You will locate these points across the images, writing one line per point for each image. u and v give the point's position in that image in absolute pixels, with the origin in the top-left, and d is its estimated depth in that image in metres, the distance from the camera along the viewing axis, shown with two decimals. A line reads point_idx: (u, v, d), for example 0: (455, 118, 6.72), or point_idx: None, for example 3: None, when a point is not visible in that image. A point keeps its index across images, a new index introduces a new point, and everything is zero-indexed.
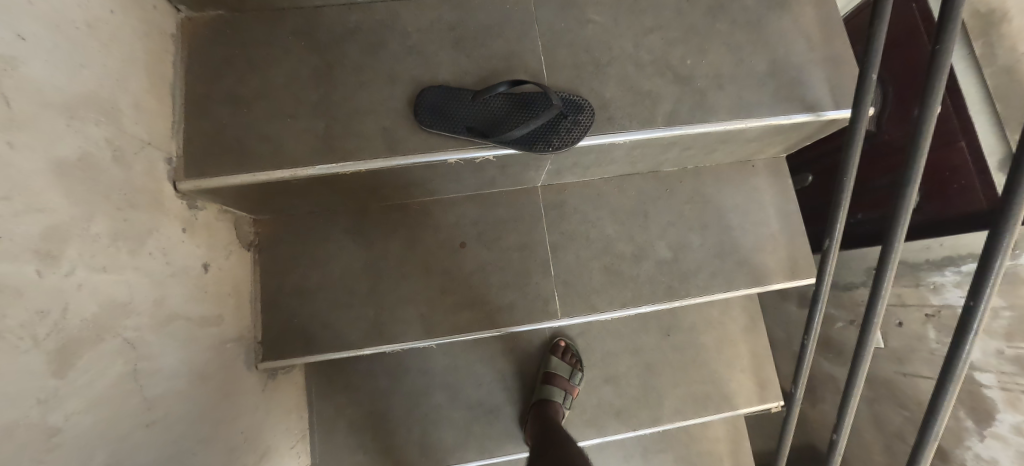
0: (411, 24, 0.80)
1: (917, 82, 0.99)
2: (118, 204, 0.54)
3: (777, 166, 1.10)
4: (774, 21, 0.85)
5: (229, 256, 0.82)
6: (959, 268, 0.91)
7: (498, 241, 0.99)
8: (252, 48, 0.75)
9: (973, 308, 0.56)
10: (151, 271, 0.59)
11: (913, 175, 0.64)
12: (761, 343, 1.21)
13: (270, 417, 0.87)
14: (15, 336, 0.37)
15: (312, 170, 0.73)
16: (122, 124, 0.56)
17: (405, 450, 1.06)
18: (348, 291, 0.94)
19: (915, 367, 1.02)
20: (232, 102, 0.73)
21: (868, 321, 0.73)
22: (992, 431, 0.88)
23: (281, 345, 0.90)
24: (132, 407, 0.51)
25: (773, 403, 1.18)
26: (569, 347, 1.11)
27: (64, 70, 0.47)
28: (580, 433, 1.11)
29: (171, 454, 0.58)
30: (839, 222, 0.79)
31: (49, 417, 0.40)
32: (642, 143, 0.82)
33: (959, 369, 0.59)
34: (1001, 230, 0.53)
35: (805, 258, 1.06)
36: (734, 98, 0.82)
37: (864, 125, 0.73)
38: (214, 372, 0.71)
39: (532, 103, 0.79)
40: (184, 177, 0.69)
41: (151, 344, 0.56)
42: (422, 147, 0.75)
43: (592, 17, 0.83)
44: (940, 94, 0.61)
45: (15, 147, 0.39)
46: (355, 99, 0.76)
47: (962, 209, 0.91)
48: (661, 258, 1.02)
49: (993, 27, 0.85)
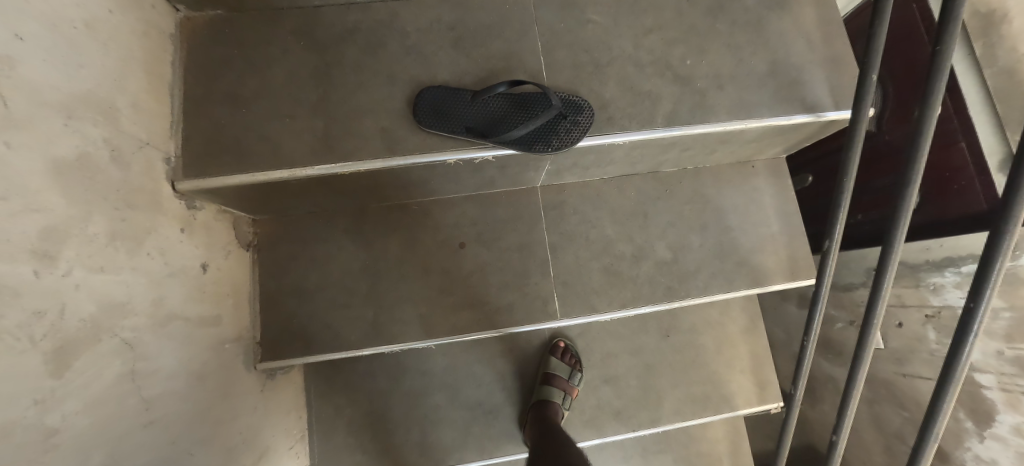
0: (411, 24, 0.79)
1: (917, 82, 0.99)
2: (116, 204, 0.54)
3: (777, 166, 1.10)
4: (774, 22, 0.85)
5: (228, 255, 0.82)
6: (959, 269, 0.91)
7: (497, 242, 0.99)
8: (252, 47, 0.75)
9: (973, 309, 0.56)
10: (150, 271, 0.58)
11: (913, 176, 0.64)
12: (761, 343, 1.21)
13: (269, 417, 0.87)
14: (13, 337, 0.37)
15: (310, 170, 0.72)
16: (121, 124, 0.56)
17: (405, 450, 1.06)
18: (348, 291, 0.94)
19: (915, 368, 1.02)
20: (231, 102, 0.73)
21: (868, 322, 0.73)
22: (992, 432, 0.88)
23: (280, 345, 0.89)
24: (130, 407, 0.51)
25: (773, 404, 1.18)
26: (568, 347, 1.11)
27: (64, 70, 0.48)
28: (580, 434, 1.11)
29: (169, 455, 0.57)
30: (838, 222, 0.79)
31: (45, 418, 0.40)
32: (642, 143, 0.82)
33: (959, 370, 0.59)
34: (1001, 231, 0.53)
35: (805, 258, 1.06)
36: (735, 98, 0.82)
37: (864, 126, 0.72)
38: (213, 373, 0.71)
39: (532, 103, 0.79)
40: (183, 177, 0.69)
41: (150, 344, 0.56)
42: (422, 147, 0.75)
43: (592, 17, 0.83)
44: (941, 94, 0.60)
45: (13, 147, 0.39)
46: (354, 99, 0.76)
47: (962, 210, 0.91)
48: (660, 258, 1.02)
49: (994, 27, 0.85)
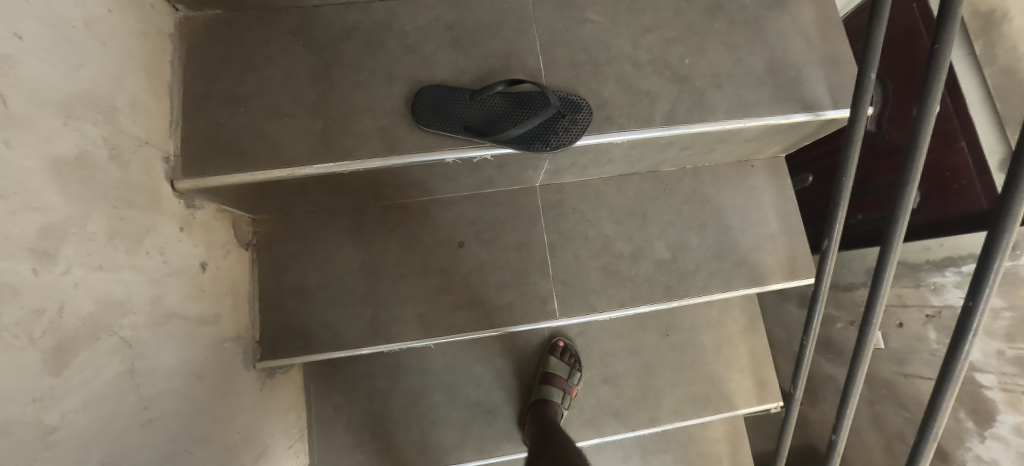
0: (410, 24, 0.80)
1: (917, 81, 0.99)
2: (115, 203, 0.54)
3: (776, 165, 1.10)
4: (773, 20, 0.85)
5: (228, 255, 0.82)
6: (959, 269, 0.91)
7: (496, 241, 0.99)
8: (250, 47, 0.75)
9: (973, 307, 0.56)
10: (149, 269, 0.59)
11: (912, 175, 0.63)
12: (761, 343, 1.21)
13: (268, 416, 0.88)
14: (11, 335, 0.37)
15: (309, 170, 0.73)
16: (120, 123, 0.56)
17: (404, 450, 1.06)
18: (347, 290, 0.94)
19: (915, 368, 1.02)
20: (230, 101, 0.73)
21: (867, 321, 0.73)
22: (993, 432, 0.87)
23: (279, 344, 0.90)
24: (129, 405, 0.52)
25: (773, 403, 1.18)
26: (568, 347, 1.11)
27: (64, 69, 0.48)
28: (579, 433, 1.11)
29: (168, 453, 0.58)
30: (838, 222, 0.78)
31: (44, 416, 0.40)
32: (641, 142, 0.82)
33: (958, 369, 0.59)
34: (1000, 229, 0.53)
35: (804, 257, 1.06)
36: (733, 98, 0.82)
37: (864, 125, 0.72)
38: (212, 372, 0.71)
39: (530, 102, 0.79)
40: (183, 176, 0.69)
41: (149, 343, 0.56)
42: (420, 146, 0.75)
43: (590, 16, 0.83)
44: (939, 93, 0.60)
45: (12, 146, 0.40)
46: (353, 98, 0.76)
47: (963, 209, 0.91)
48: (660, 258, 1.02)
49: (994, 26, 0.85)
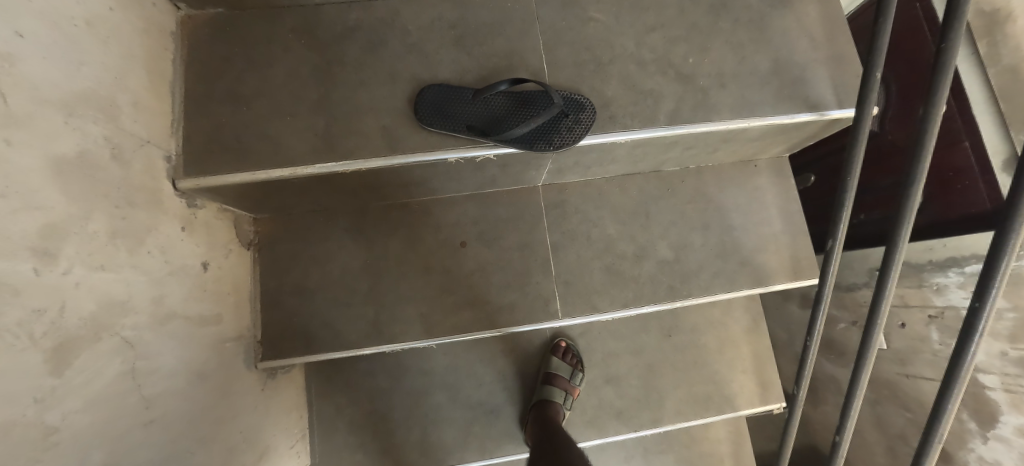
0: (412, 22, 0.79)
1: (920, 80, 0.99)
2: (117, 202, 0.54)
3: (779, 165, 1.10)
4: (777, 19, 0.84)
5: (230, 254, 0.82)
6: (963, 270, 0.91)
7: (498, 241, 0.99)
8: (252, 45, 0.75)
9: (979, 309, 0.56)
10: (151, 269, 0.58)
11: (917, 176, 0.63)
12: (763, 344, 1.21)
13: (269, 416, 0.87)
14: (13, 335, 0.37)
15: (309, 169, 0.72)
16: (121, 121, 0.56)
17: (406, 450, 1.06)
18: (349, 290, 0.94)
19: (917, 368, 1.02)
20: (232, 100, 0.73)
21: (872, 322, 0.72)
22: (995, 433, 0.87)
23: (280, 344, 0.89)
24: (131, 406, 0.51)
25: (775, 404, 1.18)
26: (570, 347, 1.11)
27: (63, 65, 0.47)
28: (580, 434, 1.11)
29: (169, 454, 0.57)
30: (841, 222, 0.78)
31: (46, 416, 0.40)
32: (644, 142, 0.82)
33: (964, 371, 0.58)
34: (1008, 230, 0.52)
35: (807, 258, 1.05)
36: (736, 97, 0.81)
37: (867, 125, 0.72)
38: (213, 372, 0.71)
39: (533, 101, 0.78)
40: (184, 175, 0.68)
41: (150, 343, 0.56)
42: (422, 146, 0.75)
43: (593, 15, 0.83)
44: (944, 93, 0.60)
45: (13, 144, 0.39)
46: (355, 97, 0.75)
47: (966, 210, 0.90)
48: (662, 258, 1.01)
49: (999, 26, 0.84)
